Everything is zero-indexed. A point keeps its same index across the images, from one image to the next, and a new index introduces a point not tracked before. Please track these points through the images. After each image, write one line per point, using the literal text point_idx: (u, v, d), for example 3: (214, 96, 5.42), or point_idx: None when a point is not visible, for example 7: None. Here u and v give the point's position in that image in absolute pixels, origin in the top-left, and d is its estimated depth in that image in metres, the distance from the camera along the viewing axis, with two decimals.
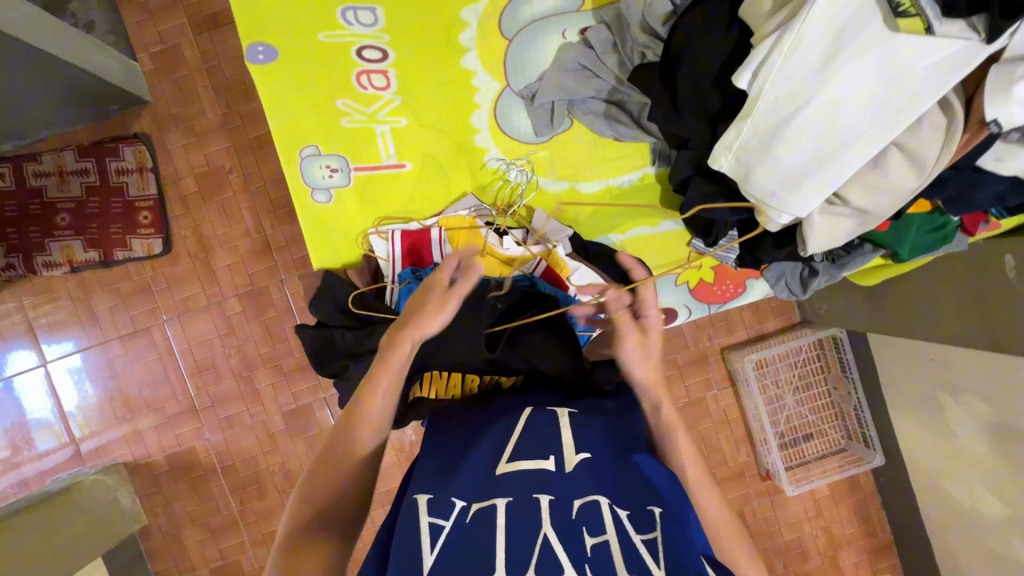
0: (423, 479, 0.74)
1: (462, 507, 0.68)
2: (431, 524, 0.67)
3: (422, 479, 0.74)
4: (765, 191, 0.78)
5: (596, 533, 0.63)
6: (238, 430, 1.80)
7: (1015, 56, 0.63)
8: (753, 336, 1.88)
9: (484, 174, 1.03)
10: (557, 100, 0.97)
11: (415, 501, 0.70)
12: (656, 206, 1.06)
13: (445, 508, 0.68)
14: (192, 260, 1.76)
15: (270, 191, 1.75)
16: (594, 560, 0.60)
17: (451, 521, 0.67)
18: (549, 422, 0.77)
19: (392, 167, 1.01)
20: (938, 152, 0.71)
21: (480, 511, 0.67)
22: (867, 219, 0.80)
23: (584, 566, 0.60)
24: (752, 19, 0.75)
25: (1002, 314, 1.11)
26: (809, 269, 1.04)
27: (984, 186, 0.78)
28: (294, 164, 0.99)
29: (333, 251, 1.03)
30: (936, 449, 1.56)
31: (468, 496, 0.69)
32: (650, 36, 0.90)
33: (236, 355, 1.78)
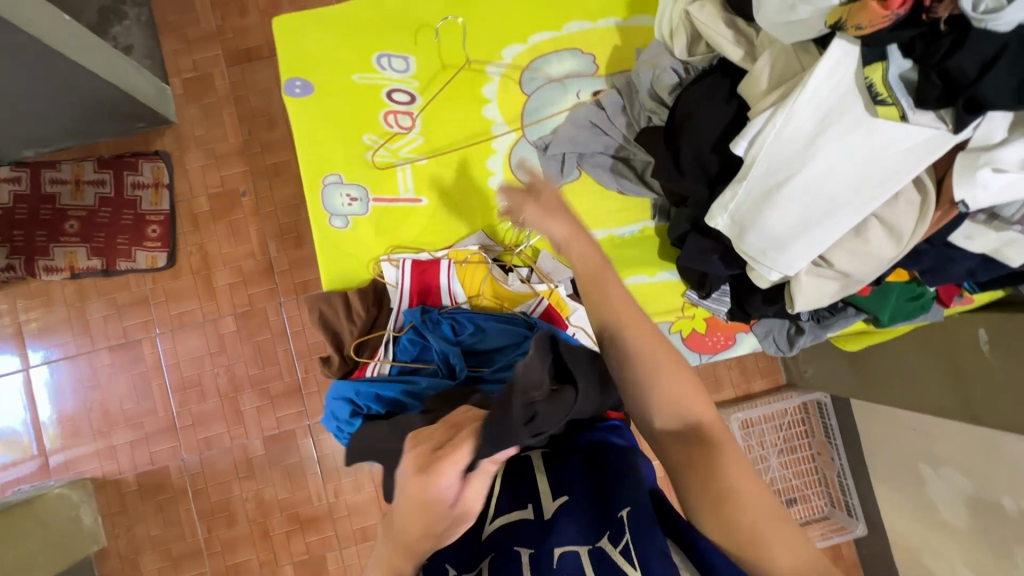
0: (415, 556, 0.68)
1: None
2: None
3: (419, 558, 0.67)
4: (757, 250, 0.85)
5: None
6: (215, 452, 1.76)
7: (979, 145, 0.71)
8: (740, 395, 1.91)
9: (495, 215, 1.08)
10: (568, 152, 1.05)
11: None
12: (654, 257, 1.11)
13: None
14: (194, 276, 1.79)
15: (280, 215, 1.80)
16: None
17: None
18: (523, 466, 0.75)
19: (408, 201, 1.07)
20: (914, 224, 0.78)
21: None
22: (849, 282, 0.86)
23: None
24: (749, 95, 0.84)
25: (978, 385, 1.15)
26: (796, 327, 1.08)
27: (955, 261, 0.85)
28: (317, 190, 1.05)
29: (341, 273, 1.05)
30: (919, 522, 1.55)
31: (459, 564, 0.66)
32: (657, 102, 0.99)
33: (225, 374, 1.77)
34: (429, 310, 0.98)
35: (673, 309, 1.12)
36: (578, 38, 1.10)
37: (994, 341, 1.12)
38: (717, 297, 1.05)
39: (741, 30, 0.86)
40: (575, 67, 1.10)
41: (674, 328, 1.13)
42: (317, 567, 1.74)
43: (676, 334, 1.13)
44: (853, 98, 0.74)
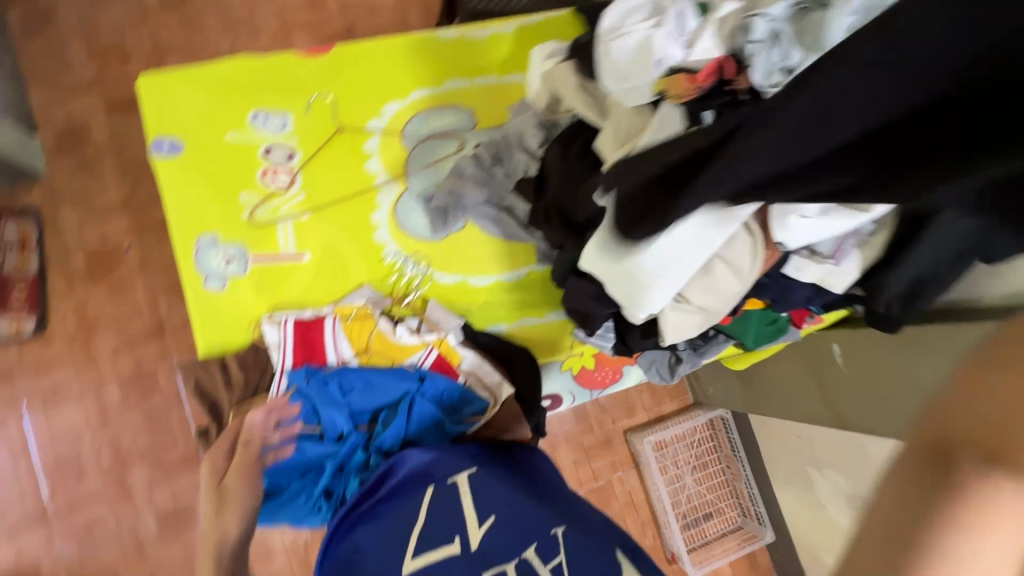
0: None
1: None
2: None
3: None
4: (626, 292, 0.91)
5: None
6: (99, 537, 1.57)
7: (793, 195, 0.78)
8: (652, 417, 1.99)
9: (382, 267, 1.08)
10: (451, 203, 1.07)
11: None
12: (542, 301, 1.15)
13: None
14: (70, 342, 1.62)
15: (171, 271, 1.70)
16: None
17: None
18: (449, 498, 0.73)
19: (290, 258, 1.05)
20: (751, 262, 0.86)
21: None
22: (709, 314, 0.95)
23: None
24: (601, 152, 0.89)
25: (842, 395, 1.28)
26: (676, 356, 1.16)
27: (793, 291, 0.96)
28: (189, 253, 1.01)
29: (217, 337, 1.02)
30: (814, 524, 1.68)
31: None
32: (529, 156, 1.04)
33: (109, 448, 1.60)
34: (314, 369, 0.96)
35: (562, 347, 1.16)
36: (455, 95, 1.15)
37: (846, 352, 1.26)
38: (602, 333, 1.11)
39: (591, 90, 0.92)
40: (453, 123, 1.14)
41: (565, 366, 1.17)
42: None
43: (568, 372, 1.17)
44: None
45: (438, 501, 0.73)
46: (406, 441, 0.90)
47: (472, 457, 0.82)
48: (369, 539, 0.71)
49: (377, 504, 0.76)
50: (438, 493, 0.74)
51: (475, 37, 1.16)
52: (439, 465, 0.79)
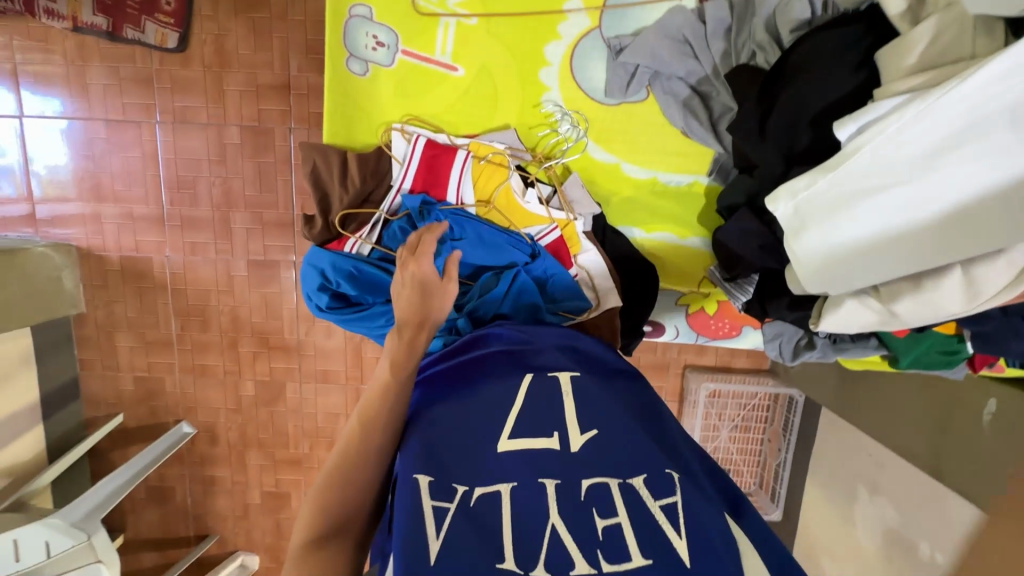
0: (415, 448, 0.65)
1: (465, 490, 0.61)
2: (434, 507, 0.59)
3: (415, 452, 0.65)
4: (806, 253, 0.75)
5: (607, 515, 0.59)
6: (199, 259, 1.74)
7: None
8: (720, 365, 1.86)
9: (535, 114, 0.93)
10: (643, 66, 0.87)
11: (414, 481, 0.61)
12: (691, 219, 0.98)
13: (448, 492, 0.60)
14: (205, 70, 1.62)
15: (309, 29, 1.58)
16: (605, 544, 0.57)
17: (454, 505, 0.60)
18: (550, 391, 0.71)
19: (443, 66, 0.90)
20: (1000, 288, 0.63)
21: (484, 496, 0.60)
22: (890, 320, 0.76)
23: (595, 550, 0.56)
24: (888, 69, 0.66)
25: (960, 448, 1.11)
26: (808, 340, 1.01)
27: (1021, 337, 0.75)
28: (339, 20, 0.87)
29: (344, 128, 0.92)
30: (830, 529, 1.62)
31: (470, 480, 0.62)
32: (770, 37, 0.79)
33: (220, 186, 1.69)
34: (429, 209, 0.87)
35: (691, 281, 1.03)
36: None
37: (1000, 415, 1.04)
38: (741, 284, 0.95)
39: None
40: None
41: (682, 301, 1.06)
42: (275, 391, 1.83)
43: (682, 307, 1.06)
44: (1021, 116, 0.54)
45: (538, 390, 0.71)
46: (499, 315, 0.84)
47: (576, 359, 0.78)
48: (461, 396, 0.71)
49: (468, 365, 0.76)
50: (538, 380, 0.73)
51: None
52: (540, 351, 0.77)
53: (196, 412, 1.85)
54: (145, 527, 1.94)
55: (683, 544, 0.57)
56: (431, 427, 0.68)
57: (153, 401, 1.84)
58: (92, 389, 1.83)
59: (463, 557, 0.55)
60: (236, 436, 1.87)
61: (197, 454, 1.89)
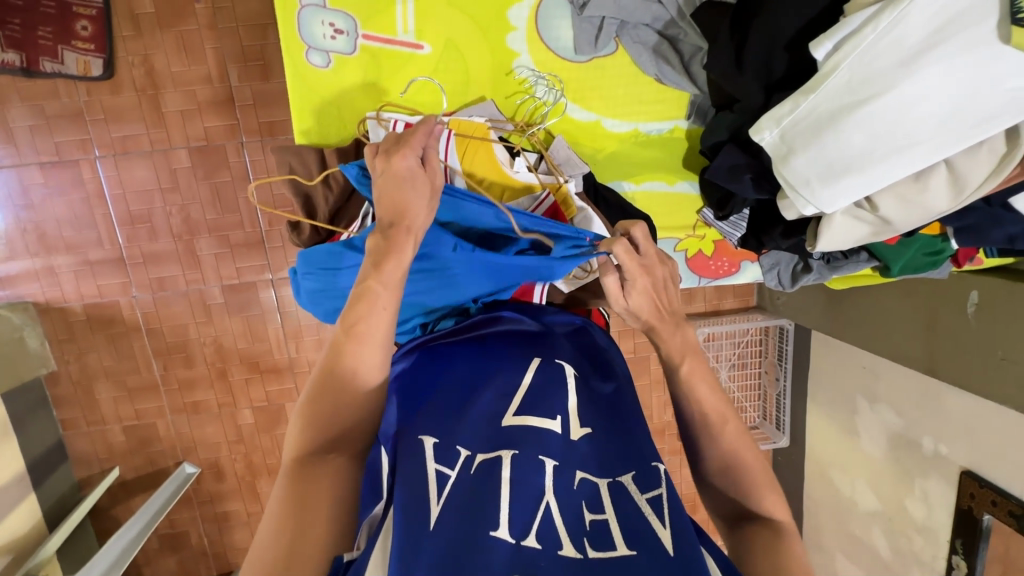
0: (428, 415, 0.65)
1: (467, 456, 0.61)
2: (436, 472, 0.59)
3: (423, 417, 0.65)
4: (800, 177, 0.75)
5: (596, 509, 0.58)
6: (169, 293, 1.65)
7: None
8: (709, 309, 1.91)
9: (509, 83, 0.91)
10: (609, 17, 0.86)
11: (419, 443, 0.62)
12: (677, 163, 1.00)
13: (450, 458, 0.61)
14: (138, 95, 1.52)
15: (242, 35, 1.50)
16: (592, 535, 0.55)
17: (456, 471, 0.60)
18: (556, 379, 0.69)
19: (408, 46, 0.87)
20: (983, 178, 0.69)
21: (485, 462, 0.60)
22: (882, 228, 0.80)
23: (582, 541, 0.55)
24: None
25: (951, 343, 1.17)
26: (804, 264, 1.04)
27: (1000, 224, 0.80)
28: (291, 12, 0.83)
29: (317, 125, 0.89)
30: (838, 444, 1.69)
31: (473, 446, 0.62)
32: None
33: (178, 214, 1.60)
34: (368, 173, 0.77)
35: (685, 226, 1.04)
36: None
37: (982, 304, 1.11)
38: (734, 220, 0.98)
39: None
40: None
41: (680, 246, 1.05)
42: (275, 414, 1.78)
43: (681, 253, 1.05)
44: (992, 9, 0.58)
45: (545, 370, 0.70)
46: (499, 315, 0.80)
47: (582, 355, 0.77)
48: (472, 373, 0.70)
49: (469, 345, 0.75)
50: (546, 367, 0.71)
51: None
52: (548, 343, 0.76)
53: (195, 450, 1.78)
54: None
55: (667, 535, 0.56)
56: (437, 408, 0.66)
57: (148, 448, 1.76)
58: (80, 448, 1.73)
59: (458, 526, 0.54)
60: (243, 467, 1.81)
61: (205, 492, 1.82)
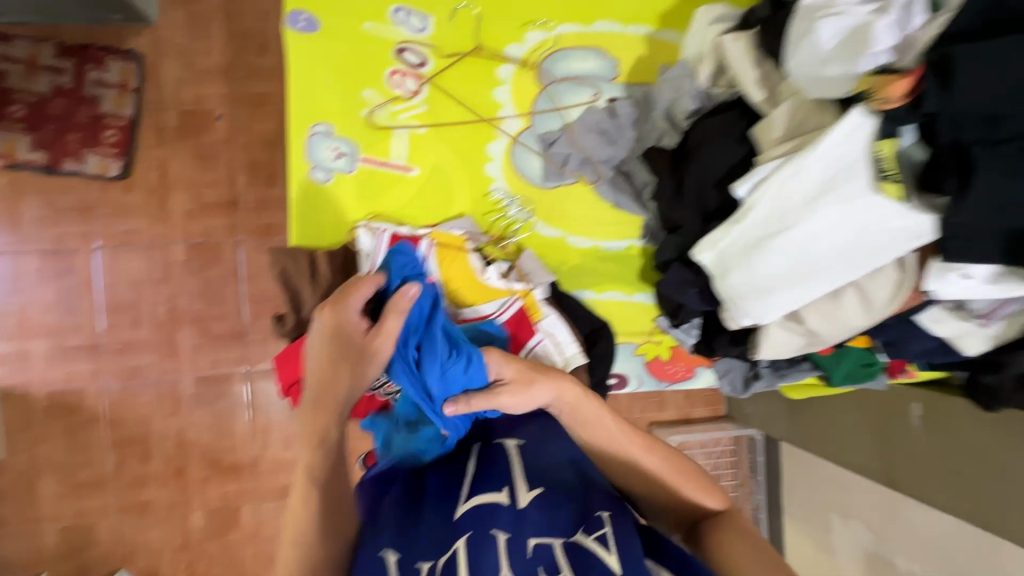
0: (388, 530, 0.66)
1: (428, 568, 0.61)
2: None
3: (384, 536, 0.66)
4: (736, 292, 0.86)
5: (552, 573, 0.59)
6: (140, 382, 1.65)
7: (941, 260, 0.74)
8: (679, 418, 1.93)
9: (485, 203, 1.04)
10: (573, 153, 1.04)
11: (380, 560, 0.63)
12: (633, 278, 1.11)
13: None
14: (149, 195, 1.65)
15: (255, 150, 1.68)
16: None
17: None
18: (498, 454, 0.72)
19: (399, 168, 1.01)
20: (888, 298, 0.80)
21: (445, 567, 0.60)
22: (815, 340, 0.89)
23: None
24: (761, 142, 0.83)
25: (903, 453, 1.22)
26: (753, 371, 1.12)
27: (915, 338, 0.90)
28: (302, 138, 0.98)
29: (312, 230, 0.99)
30: (816, 566, 1.63)
31: (430, 555, 0.62)
32: (670, 124, 0.98)
33: (165, 304, 1.65)
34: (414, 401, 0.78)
35: (641, 331, 1.13)
36: (606, 39, 1.06)
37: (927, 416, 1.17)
38: (686, 329, 1.08)
39: (768, 73, 0.85)
40: (594, 71, 1.06)
41: (639, 351, 1.14)
42: (228, 518, 1.68)
43: (640, 357, 1.14)
44: (863, 168, 0.73)
45: (489, 451, 0.74)
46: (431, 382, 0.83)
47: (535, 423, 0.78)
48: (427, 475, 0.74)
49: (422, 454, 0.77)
50: (489, 446, 0.75)
51: None
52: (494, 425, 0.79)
53: (134, 557, 1.64)
54: None
55: (613, 558, 0.59)
56: (398, 514, 0.68)
57: (82, 553, 1.62)
58: (5, 552, 1.59)
59: None
60: None
61: None
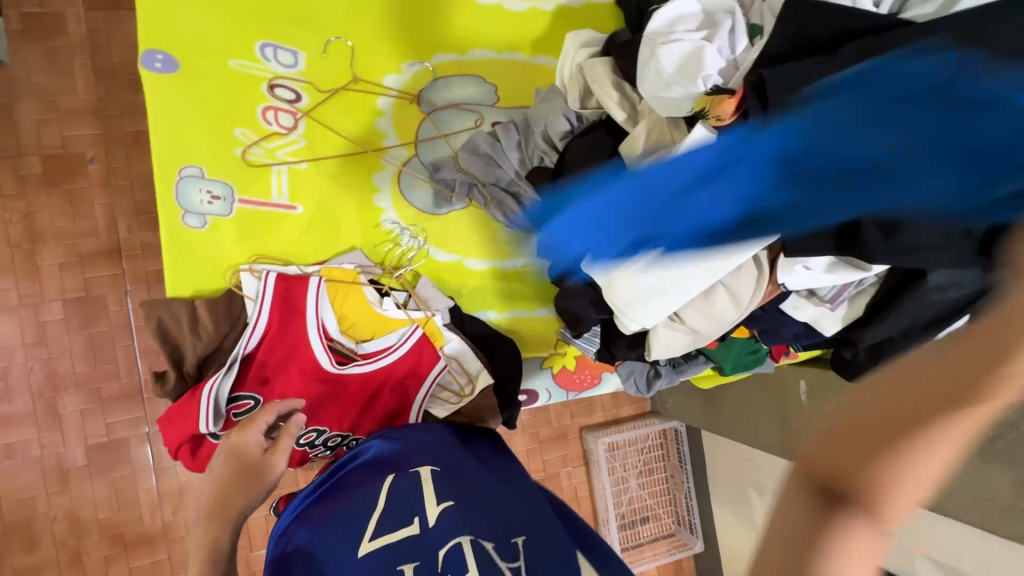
0: None
1: None
2: None
3: None
4: (623, 302, 0.91)
5: None
6: (18, 462, 1.46)
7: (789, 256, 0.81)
8: (609, 419, 1.99)
9: (377, 234, 1.04)
10: (460, 179, 1.04)
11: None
12: (534, 293, 1.13)
13: None
14: (11, 250, 1.47)
15: (137, 193, 1.55)
16: None
17: None
18: (410, 484, 0.71)
19: (282, 207, 0.98)
20: (752, 292, 0.87)
21: None
22: (698, 336, 0.95)
23: None
24: (628, 158, 0.87)
25: (797, 427, 1.33)
26: (655, 370, 1.18)
27: (785, 326, 0.99)
28: (169, 183, 0.92)
29: (187, 278, 0.93)
30: (743, 541, 1.74)
31: None
32: (548, 146, 1.00)
33: (42, 370, 1.48)
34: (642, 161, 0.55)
35: (547, 345, 1.15)
36: (480, 66, 1.10)
37: (811, 392, 1.29)
38: (588, 338, 1.10)
39: (627, 94, 0.92)
40: (473, 98, 1.09)
41: (546, 364, 1.17)
42: None
43: (548, 370, 1.17)
44: None
45: (400, 482, 0.72)
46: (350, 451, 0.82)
47: (447, 453, 0.80)
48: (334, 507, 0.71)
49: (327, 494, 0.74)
50: (402, 478, 0.73)
51: (514, 8, 1.12)
52: (406, 455, 0.78)
53: None
54: None
55: None
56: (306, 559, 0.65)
57: None
58: None
59: None
60: None
61: None
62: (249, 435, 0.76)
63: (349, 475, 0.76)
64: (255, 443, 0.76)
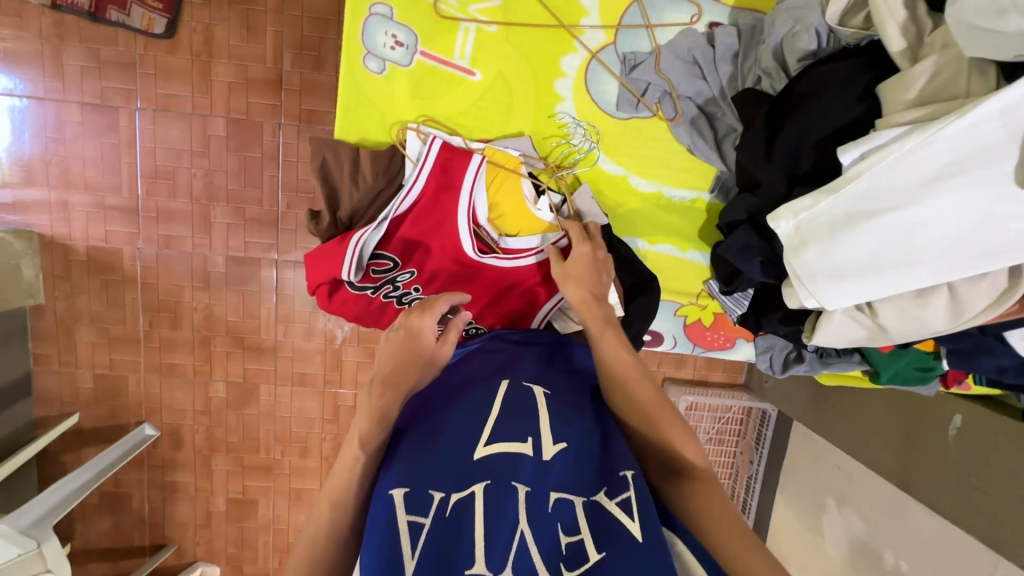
0: (405, 459, 0.64)
1: (440, 499, 0.59)
2: (409, 523, 0.58)
3: (398, 466, 0.63)
4: (807, 270, 0.76)
5: (571, 530, 0.57)
6: (174, 253, 1.66)
7: None
8: (695, 378, 1.89)
9: (549, 124, 0.95)
10: (654, 83, 0.91)
11: (389, 498, 0.60)
12: (692, 233, 1.04)
13: (423, 504, 0.59)
14: (192, 60, 1.55)
15: (305, 26, 1.53)
16: (568, 558, 0.56)
17: (430, 518, 0.58)
18: (525, 400, 0.69)
19: (460, 70, 0.91)
20: (982, 308, 0.71)
21: (460, 503, 0.59)
22: (876, 334, 0.81)
23: (558, 565, 0.55)
24: (889, 101, 0.71)
25: (927, 459, 1.17)
26: (797, 354, 1.08)
27: (992, 355, 0.82)
28: (359, 18, 0.87)
29: (358, 123, 0.92)
30: (798, 541, 1.65)
31: (446, 486, 0.60)
32: (777, 64, 0.83)
33: (202, 178, 1.62)
34: None
35: (689, 293, 1.09)
36: None
37: (964, 430, 1.11)
38: (737, 298, 1.00)
39: (917, 17, 0.71)
40: None
41: (681, 312, 1.11)
42: (247, 393, 1.76)
43: (681, 318, 1.12)
44: (1013, 151, 0.61)
45: (513, 397, 0.70)
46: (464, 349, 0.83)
47: (562, 379, 0.77)
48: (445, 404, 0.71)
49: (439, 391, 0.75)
50: (515, 390, 0.71)
51: None
52: (517, 365, 0.77)
53: (160, 413, 1.75)
54: (94, 536, 1.80)
55: (635, 526, 0.57)
56: (416, 432, 0.67)
57: (114, 401, 1.73)
58: (46, 387, 1.70)
59: None
60: (202, 440, 1.78)
61: (159, 457, 1.78)
62: (427, 318, 0.77)
63: (464, 377, 0.77)
64: (431, 329, 0.77)
